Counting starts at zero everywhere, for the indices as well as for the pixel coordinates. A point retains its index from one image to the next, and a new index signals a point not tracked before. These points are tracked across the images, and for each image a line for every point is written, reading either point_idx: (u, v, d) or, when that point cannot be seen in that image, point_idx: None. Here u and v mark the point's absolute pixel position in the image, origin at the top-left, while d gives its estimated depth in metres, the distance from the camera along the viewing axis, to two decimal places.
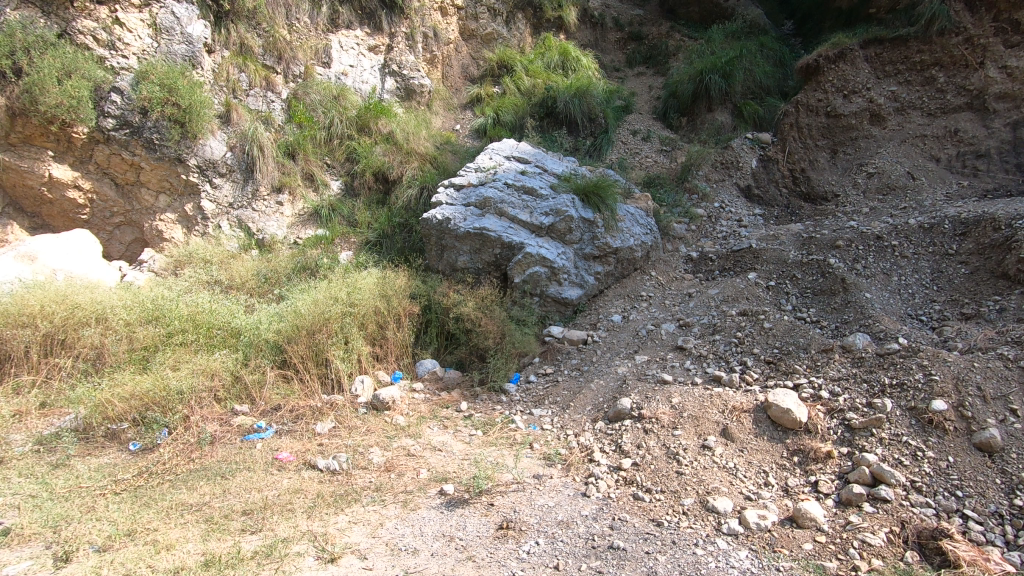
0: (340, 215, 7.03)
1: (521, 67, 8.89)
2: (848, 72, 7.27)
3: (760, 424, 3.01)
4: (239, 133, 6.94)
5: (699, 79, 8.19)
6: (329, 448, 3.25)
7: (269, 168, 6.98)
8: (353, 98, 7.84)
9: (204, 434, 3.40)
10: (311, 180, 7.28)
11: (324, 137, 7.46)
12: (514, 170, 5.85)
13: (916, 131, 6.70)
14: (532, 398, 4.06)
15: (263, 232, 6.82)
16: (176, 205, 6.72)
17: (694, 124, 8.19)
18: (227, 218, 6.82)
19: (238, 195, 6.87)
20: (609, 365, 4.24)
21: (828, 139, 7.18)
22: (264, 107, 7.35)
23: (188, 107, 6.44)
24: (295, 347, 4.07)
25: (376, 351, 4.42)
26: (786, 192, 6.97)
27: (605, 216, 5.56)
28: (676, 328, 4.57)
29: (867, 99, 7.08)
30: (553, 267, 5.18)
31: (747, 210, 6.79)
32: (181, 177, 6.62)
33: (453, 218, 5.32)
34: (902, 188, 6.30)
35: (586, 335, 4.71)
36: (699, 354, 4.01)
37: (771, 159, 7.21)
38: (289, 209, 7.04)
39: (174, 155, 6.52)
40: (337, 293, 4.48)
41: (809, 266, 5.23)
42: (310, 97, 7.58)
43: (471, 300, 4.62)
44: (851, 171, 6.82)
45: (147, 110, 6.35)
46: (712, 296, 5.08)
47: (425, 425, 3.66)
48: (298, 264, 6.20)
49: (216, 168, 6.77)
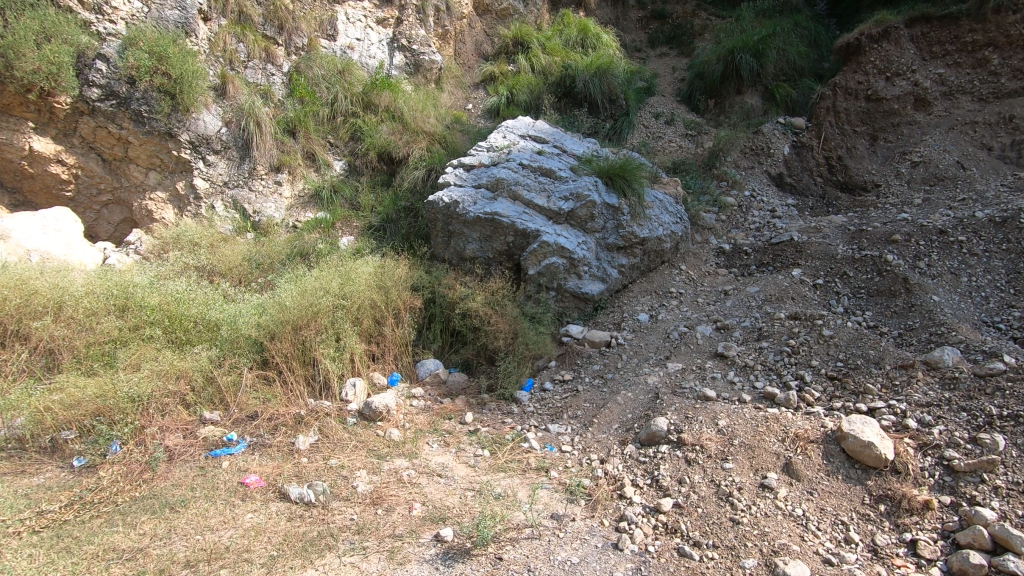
0: (342, 198, 6.50)
1: (537, 44, 8.24)
2: (892, 53, 6.57)
3: (832, 459, 2.44)
4: (235, 107, 6.37)
5: (729, 59, 7.43)
6: (307, 472, 2.73)
7: (267, 145, 6.43)
8: (360, 73, 7.24)
9: (158, 451, 2.85)
10: (312, 160, 6.73)
11: (327, 114, 6.90)
12: (530, 149, 5.28)
13: (965, 118, 6.03)
14: (548, 410, 3.50)
15: (260, 214, 6.31)
16: (167, 184, 6.22)
17: (723, 108, 7.46)
18: (222, 197, 6.30)
19: (234, 174, 6.34)
20: (637, 374, 3.68)
21: (868, 125, 6.48)
22: (263, 80, 6.77)
23: (179, 77, 5.90)
24: (278, 345, 3.64)
25: (371, 350, 3.97)
26: (822, 181, 6.28)
27: (632, 202, 4.95)
28: (713, 332, 4.00)
29: (912, 82, 6.40)
30: (573, 257, 4.60)
31: (780, 199, 6.15)
32: (172, 153, 6.11)
33: (462, 201, 4.79)
34: (951, 178, 5.61)
35: (610, 337, 4.14)
36: (744, 364, 3.42)
37: (805, 145, 6.52)
38: (289, 190, 6.52)
39: (164, 129, 5.99)
40: (328, 283, 4.04)
41: (861, 264, 4.63)
42: (313, 71, 7.00)
43: (480, 295, 4.15)
44: (892, 160, 6.16)
45: (134, 79, 5.83)
46: (752, 296, 4.51)
47: (423, 442, 3.14)
48: (294, 249, 5.68)
49: (210, 145, 6.24)
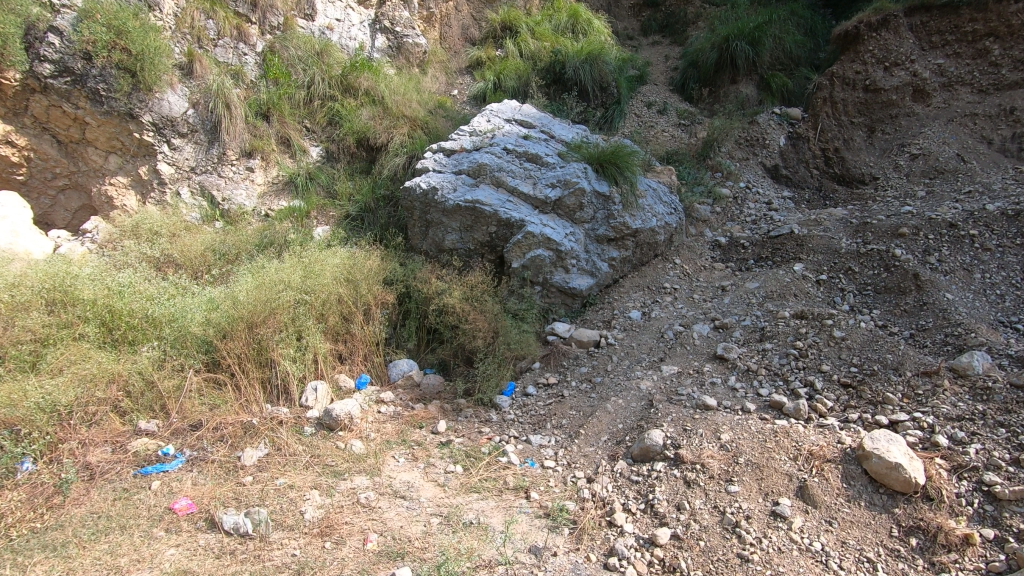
0: (318, 185, 6.06)
1: (526, 28, 7.82)
2: (890, 42, 6.21)
3: (853, 483, 2.15)
4: (203, 87, 5.91)
5: (723, 46, 7.06)
6: (259, 499, 2.42)
7: (237, 128, 5.98)
8: (339, 55, 6.79)
9: (69, 473, 2.52)
10: (286, 145, 6.28)
11: (304, 97, 6.46)
12: (516, 133, 4.91)
13: (965, 110, 5.76)
14: (530, 419, 3.15)
15: (229, 201, 5.86)
16: (129, 168, 5.77)
17: (716, 97, 7.09)
18: (188, 183, 5.85)
19: (201, 158, 5.89)
20: (628, 378, 3.35)
21: (865, 116, 6.17)
22: (234, 60, 6.30)
23: (140, 53, 5.43)
24: (230, 345, 3.28)
25: (338, 350, 3.68)
26: (818, 173, 5.97)
27: (623, 190, 4.59)
28: (711, 331, 3.67)
29: (911, 72, 6.08)
30: (560, 249, 4.25)
31: (776, 191, 5.83)
32: (134, 135, 5.65)
33: (441, 187, 4.43)
34: (952, 171, 5.33)
35: (599, 336, 3.80)
36: (746, 368, 3.09)
37: (800, 137, 6.21)
38: (262, 176, 6.07)
39: (124, 109, 5.52)
40: (288, 276, 3.70)
41: (867, 259, 4.33)
42: (289, 51, 6.54)
43: (457, 290, 3.80)
44: (890, 152, 5.87)
45: (90, 55, 5.35)
46: (751, 293, 4.21)
47: (388, 456, 2.80)
48: (264, 239, 5.26)
49: (175, 127, 5.78)
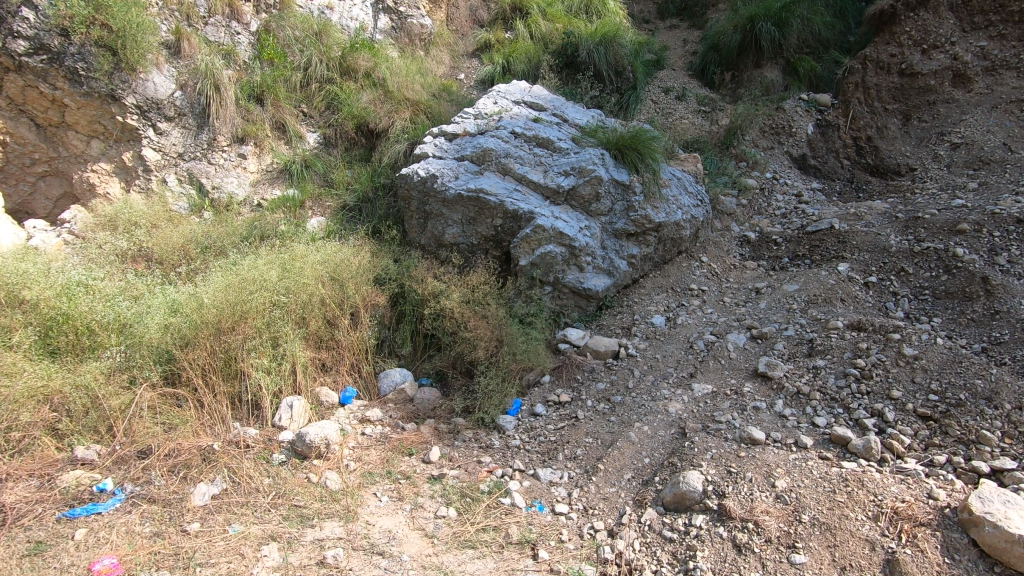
0: (314, 173, 5.56)
1: (538, 8, 7.19)
2: (929, 22, 5.53)
3: (958, 557, 1.78)
4: (191, 68, 5.40)
5: (747, 28, 6.28)
6: (211, 557, 2.06)
7: (228, 113, 5.48)
8: (338, 35, 6.25)
9: None
10: (282, 131, 5.78)
11: (300, 80, 5.94)
12: (525, 116, 4.41)
13: (1011, 96, 5.02)
14: (540, 447, 2.67)
15: (219, 190, 5.38)
16: (112, 154, 5.30)
17: (739, 83, 6.33)
18: (176, 170, 5.37)
19: (189, 144, 5.41)
20: (652, 399, 2.86)
21: (901, 103, 5.50)
22: (226, 39, 5.76)
23: (122, 29, 4.95)
24: (193, 356, 2.85)
25: (322, 359, 3.24)
26: (849, 163, 5.37)
27: (645, 179, 4.06)
28: (748, 342, 3.17)
29: (951, 55, 5.37)
30: (574, 246, 3.76)
31: (805, 182, 5.26)
32: (116, 119, 5.17)
33: (441, 175, 3.96)
34: (999, 162, 4.62)
35: (618, 345, 3.31)
36: (797, 392, 2.61)
37: (830, 125, 5.59)
38: (254, 163, 5.59)
39: (105, 91, 5.06)
40: (265, 273, 3.25)
41: (922, 258, 3.80)
42: (285, 32, 6.03)
43: (457, 291, 3.33)
44: (928, 142, 5.21)
45: (67, 31, 4.89)
46: (791, 296, 3.72)
47: (368, 494, 2.37)
48: (253, 230, 4.79)
49: (160, 110, 5.30)
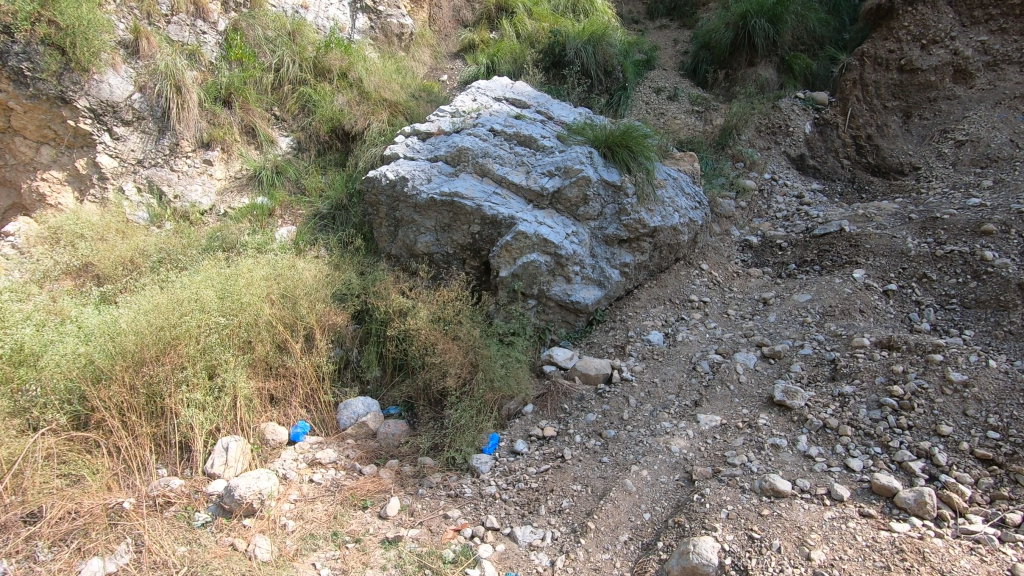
0: (286, 179, 5.00)
1: (523, 7, 6.78)
2: (928, 16, 5.08)
3: None
4: (151, 69, 4.75)
5: (740, 25, 5.84)
6: None
7: (191, 116, 4.86)
8: (314, 35, 5.70)
9: None
10: (252, 135, 5.17)
11: (272, 81, 5.36)
12: (505, 112, 3.99)
13: (1016, 91, 4.61)
14: (522, 496, 2.26)
15: (182, 199, 4.74)
16: (64, 161, 4.62)
17: (732, 83, 5.90)
18: (135, 178, 4.72)
19: (150, 150, 4.76)
20: (651, 434, 2.44)
21: (901, 100, 5.07)
22: (191, 39, 5.13)
23: (71, 27, 4.28)
24: (108, 392, 2.40)
25: (270, 391, 2.80)
26: (849, 163, 4.95)
27: (638, 179, 3.65)
28: (759, 363, 2.75)
29: (952, 50, 4.93)
30: (560, 254, 3.33)
31: (804, 183, 4.86)
32: (67, 124, 4.51)
33: (412, 177, 3.54)
34: (1008, 159, 4.21)
35: (611, 368, 2.88)
36: (823, 426, 2.20)
37: (828, 123, 5.16)
38: (222, 170, 4.95)
39: (55, 92, 4.39)
40: (202, 292, 2.80)
41: (945, 263, 3.41)
42: (256, 31, 5.43)
43: (425, 308, 2.89)
44: (931, 140, 4.78)
45: (9, 28, 4.21)
46: (803, 308, 3.31)
47: (305, 567, 1.99)
48: (215, 241, 4.27)
49: (117, 114, 4.65)
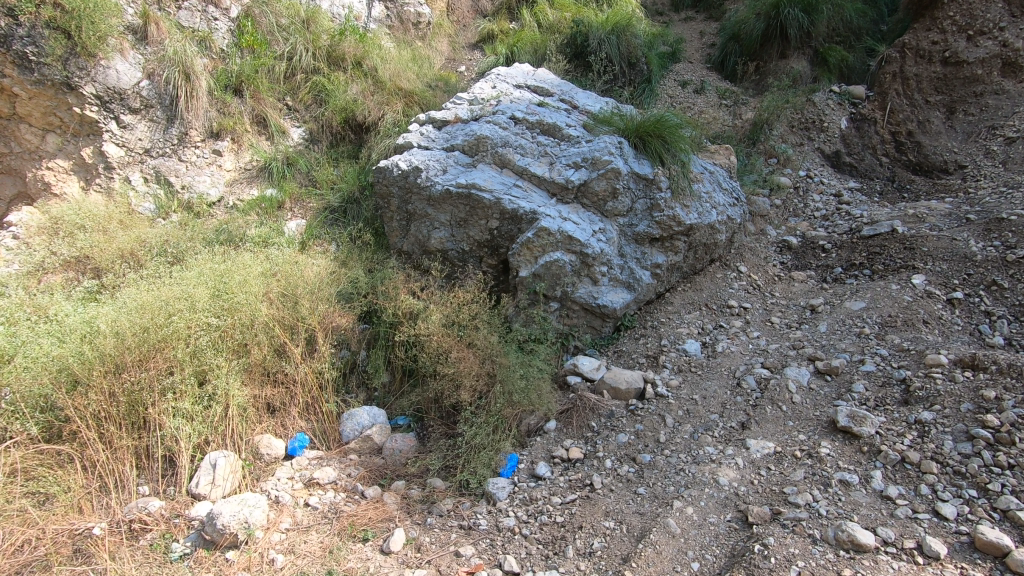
0: (298, 172, 4.72)
1: None
2: (975, 5, 4.64)
3: None
4: (159, 55, 4.49)
5: (771, 15, 5.41)
6: None
7: (200, 104, 4.59)
8: (328, 23, 5.41)
9: None
10: (263, 125, 4.91)
11: (284, 70, 5.08)
12: (527, 100, 3.68)
13: None
14: (546, 532, 1.99)
15: (189, 190, 4.49)
16: (70, 150, 4.34)
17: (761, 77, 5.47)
18: (142, 168, 4.45)
19: (158, 139, 4.50)
20: (695, 461, 2.13)
21: (944, 94, 4.64)
22: (202, 26, 4.86)
23: (76, 9, 4.05)
24: (83, 400, 2.15)
25: (268, 400, 2.54)
26: (888, 161, 4.53)
27: (673, 172, 3.31)
28: (814, 380, 2.40)
29: (1000, 42, 4.49)
30: (587, 253, 3.02)
31: (841, 182, 4.45)
32: (74, 111, 4.25)
33: (426, 168, 3.26)
34: None
35: (643, 381, 2.56)
36: (902, 461, 1.91)
37: (865, 119, 4.75)
38: (231, 161, 4.69)
39: (60, 78, 4.14)
40: (194, 290, 2.54)
41: (1018, 269, 3.03)
42: (269, 18, 5.15)
43: (438, 312, 2.59)
44: (977, 137, 4.36)
45: (14, 11, 3.96)
46: (858, 317, 2.96)
47: None
48: (221, 235, 4.01)
49: (124, 101, 4.39)
